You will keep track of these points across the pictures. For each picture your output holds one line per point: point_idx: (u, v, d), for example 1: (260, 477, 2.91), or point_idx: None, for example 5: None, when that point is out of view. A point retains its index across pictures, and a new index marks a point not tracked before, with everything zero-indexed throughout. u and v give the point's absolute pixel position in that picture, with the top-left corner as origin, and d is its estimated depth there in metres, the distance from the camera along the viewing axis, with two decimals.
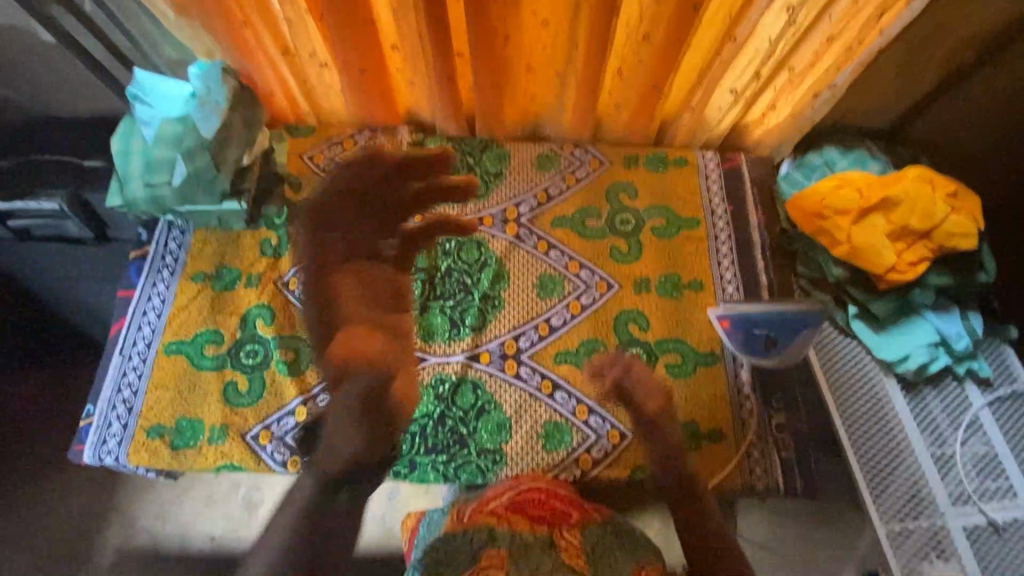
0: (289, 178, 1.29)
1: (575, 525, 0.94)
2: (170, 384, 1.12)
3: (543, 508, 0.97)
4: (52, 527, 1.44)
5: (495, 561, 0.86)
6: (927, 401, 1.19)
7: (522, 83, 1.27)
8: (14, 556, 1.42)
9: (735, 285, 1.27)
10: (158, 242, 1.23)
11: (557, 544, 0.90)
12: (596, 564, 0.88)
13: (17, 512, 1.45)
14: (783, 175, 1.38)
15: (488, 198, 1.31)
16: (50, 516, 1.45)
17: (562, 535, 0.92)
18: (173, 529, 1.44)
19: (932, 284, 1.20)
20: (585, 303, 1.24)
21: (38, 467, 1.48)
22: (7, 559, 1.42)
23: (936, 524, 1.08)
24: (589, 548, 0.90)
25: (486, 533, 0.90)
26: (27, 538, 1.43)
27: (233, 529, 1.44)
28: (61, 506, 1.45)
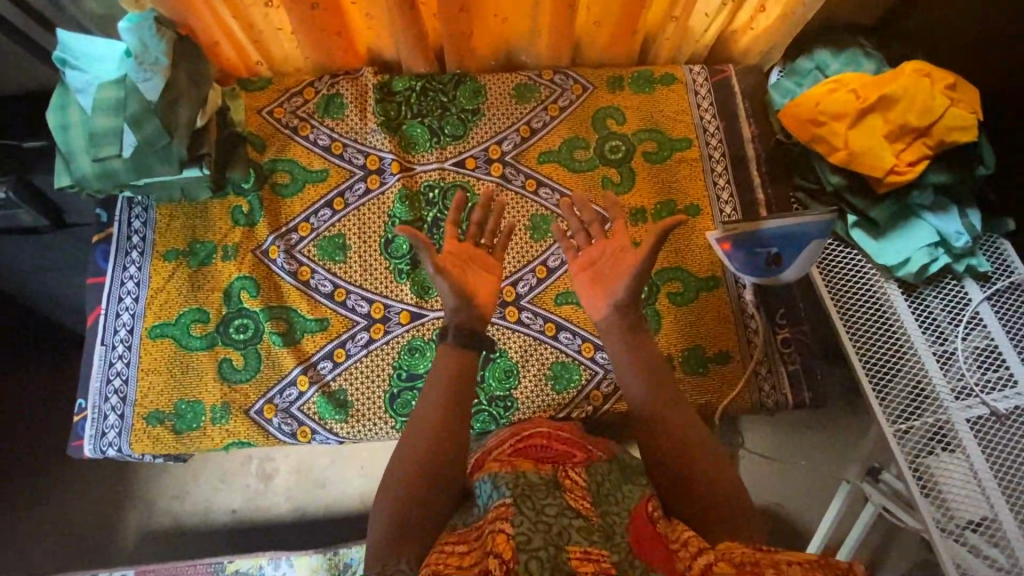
0: (251, 137, 1.19)
1: (579, 462, 0.87)
2: (161, 368, 1.08)
3: (546, 451, 0.90)
4: (70, 520, 1.43)
5: (503, 509, 0.73)
6: (927, 301, 1.19)
7: (490, 6, 1.15)
8: (36, 552, 1.42)
9: (732, 205, 1.23)
10: (120, 222, 1.14)
11: (561, 484, 0.79)
12: (601, 505, 0.78)
13: (31, 509, 1.44)
14: (773, 83, 1.30)
15: (468, 139, 1.23)
16: (64, 511, 1.44)
17: (565, 475, 0.81)
18: (192, 508, 1.44)
19: (931, 183, 1.17)
20: (552, 266, 1.18)
21: (44, 463, 1.45)
22: (30, 555, 1.42)
23: (941, 419, 1.10)
24: (596, 487, 0.81)
25: (489, 481, 0.79)
26: (46, 533, 1.43)
27: (250, 500, 1.44)
28: (74, 499, 1.44)
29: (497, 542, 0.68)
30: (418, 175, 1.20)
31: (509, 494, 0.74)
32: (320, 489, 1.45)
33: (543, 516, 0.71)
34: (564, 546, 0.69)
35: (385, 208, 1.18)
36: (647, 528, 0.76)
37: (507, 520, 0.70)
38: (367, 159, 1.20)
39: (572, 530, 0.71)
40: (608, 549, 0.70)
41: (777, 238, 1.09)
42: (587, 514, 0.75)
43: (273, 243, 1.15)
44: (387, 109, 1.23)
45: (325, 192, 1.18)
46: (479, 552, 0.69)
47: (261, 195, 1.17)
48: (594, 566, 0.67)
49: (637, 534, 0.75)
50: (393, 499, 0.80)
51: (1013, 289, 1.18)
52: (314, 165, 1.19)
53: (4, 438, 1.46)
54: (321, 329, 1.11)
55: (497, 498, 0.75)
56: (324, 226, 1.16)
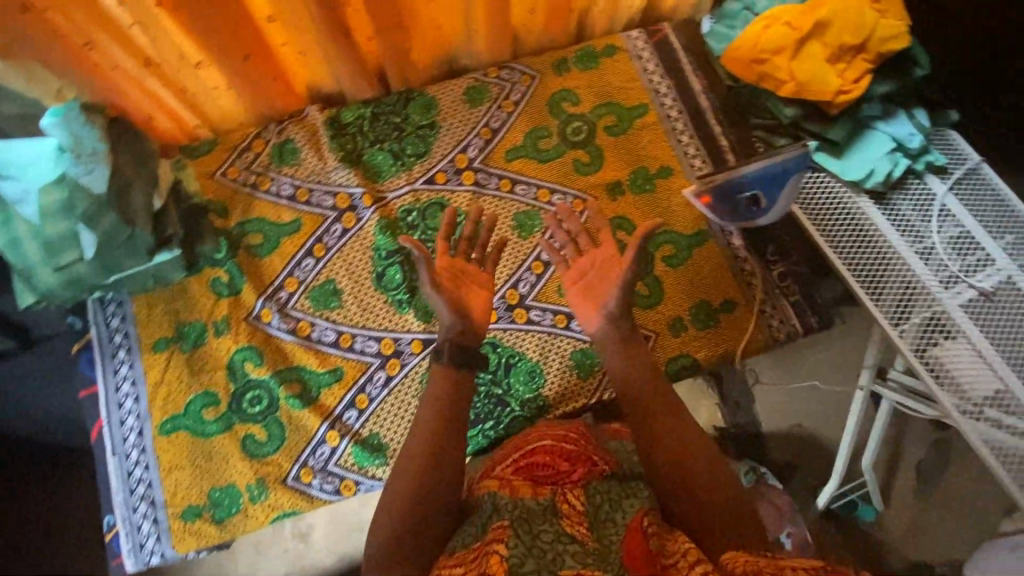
0: (210, 205, 1.14)
1: (577, 483, 0.86)
2: (185, 462, 1.03)
3: (547, 468, 0.90)
4: None
5: (499, 530, 0.75)
6: (898, 205, 1.25)
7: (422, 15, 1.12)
8: None
9: (701, 158, 1.26)
10: (97, 324, 1.09)
11: (558, 508, 0.80)
12: (598, 527, 0.77)
13: None
14: (708, 32, 1.33)
15: (432, 153, 1.20)
16: None
17: (564, 499, 0.81)
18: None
19: (878, 93, 1.23)
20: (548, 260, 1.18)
21: None
22: None
23: (937, 309, 1.16)
24: (595, 503, 0.81)
25: (490, 500, 0.82)
26: None
27: (292, 565, 1.41)
28: None
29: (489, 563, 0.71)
30: (392, 202, 1.17)
31: (507, 515, 0.78)
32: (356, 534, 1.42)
33: (538, 542, 0.73)
34: (557, 570, 0.69)
35: (367, 243, 1.15)
36: (642, 545, 0.72)
37: (502, 541, 0.73)
38: (336, 198, 1.16)
39: (565, 556, 0.71)
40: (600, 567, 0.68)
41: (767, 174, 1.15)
42: (583, 538, 0.75)
43: (264, 306, 1.11)
44: (343, 143, 1.19)
45: (302, 241, 1.15)
46: (473, 567, 0.71)
47: (237, 261, 1.12)
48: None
49: (630, 550, 0.71)
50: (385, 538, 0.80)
51: (969, 176, 1.28)
52: (284, 217, 1.15)
53: None
54: (337, 380, 1.08)
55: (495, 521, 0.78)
56: (310, 276, 1.13)
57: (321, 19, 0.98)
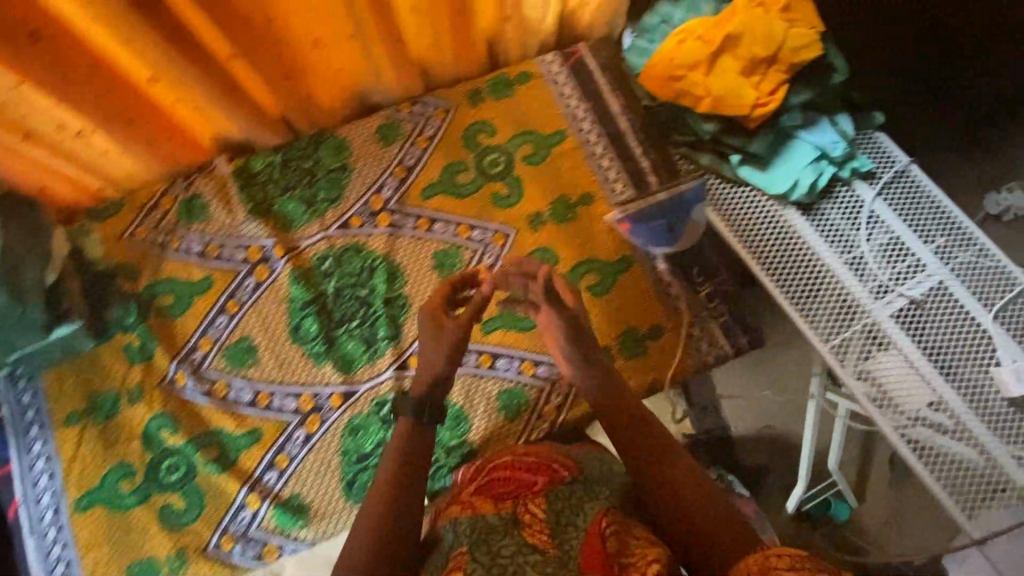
0: (117, 269, 1.12)
1: (539, 491, 0.83)
2: (103, 538, 1.02)
3: (507, 484, 0.87)
4: None
5: (460, 559, 0.75)
6: (827, 214, 1.22)
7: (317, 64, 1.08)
8: None
9: (622, 182, 1.24)
10: (7, 402, 1.06)
11: (519, 520, 0.78)
12: (558, 536, 0.75)
13: None
14: (629, 46, 1.29)
15: (345, 197, 1.17)
16: None
17: (525, 510, 0.80)
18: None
19: (796, 103, 1.20)
20: None
21: None
22: None
23: (869, 321, 1.14)
24: (557, 512, 0.79)
25: (450, 530, 0.81)
26: None
27: None
28: None
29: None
30: (305, 251, 1.15)
31: (465, 540, 0.78)
32: None
33: (497, 560, 0.72)
34: None
35: (282, 296, 1.13)
36: (598, 549, 0.69)
37: (462, 568, 0.72)
38: (247, 251, 1.14)
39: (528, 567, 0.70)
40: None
41: (686, 203, 1.17)
42: (544, 547, 0.74)
43: (178, 370, 1.09)
44: (253, 194, 1.16)
45: (214, 298, 1.12)
46: None
47: (148, 325, 1.10)
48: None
49: (586, 557, 0.69)
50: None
51: (899, 178, 1.25)
52: (195, 275, 1.13)
53: None
54: (255, 442, 1.06)
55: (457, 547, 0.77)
56: (224, 334, 1.11)
57: (198, 75, 0.95)
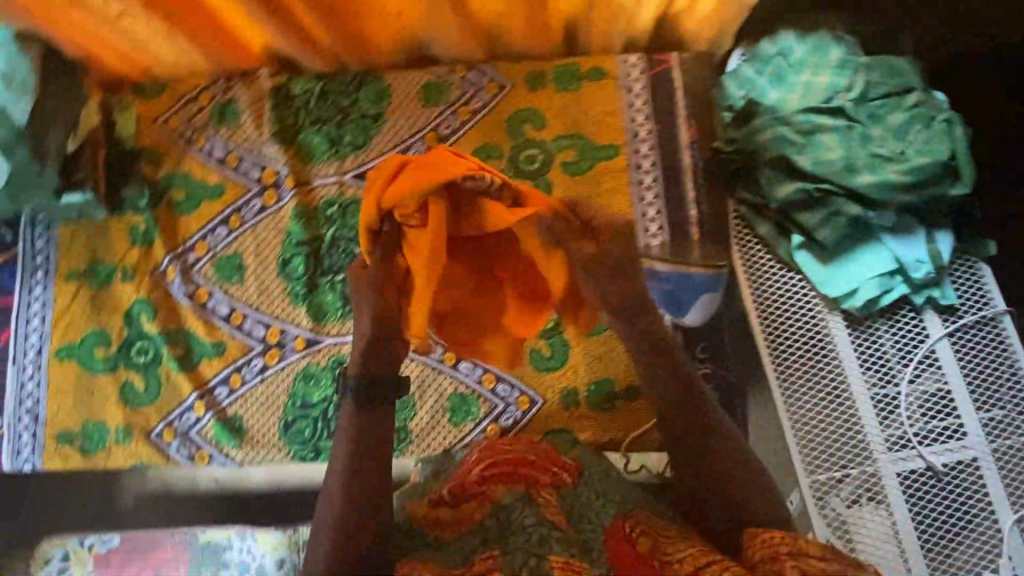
0: (143, 150, 1.14)
1: (549, 484, 0.91)
2: (69, 389, 1.10)
3: (514, 476, 0.92)
4: None
5: (489, 557, 0.80)
6: (876, 336, 1.05)
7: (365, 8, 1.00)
8: None
9: (659, 224, 1.09)
10: (23, 242, 1.14)
11: (536, 500, 0.87)
12: (574, 519, 0.87)
13: None
14: (731, 70, 1.13)
15: (370, 148, 1.13)
16: None
17: (538, 493, 0.89)
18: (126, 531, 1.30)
19: (895, 202, 1.00)
20: None
21: None
22: None
23: (868, 471, 1.00)
24: (567, 505, 0.89)
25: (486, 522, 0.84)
26: None
27: None
28: None
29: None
30: (315, 190, 1.12)
31: (496, 546, 0.82)
32: None
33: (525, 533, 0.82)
34: (547, 556, 0.79)
35: (281, 226, 1.12)
36: (630, 554, 0.79)
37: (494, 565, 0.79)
38: (263, 172, 1.13)
39: (551, 541, 0.80)
40: (588, 563, 0.78)
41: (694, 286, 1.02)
42: (563, 528, 0.83)
43: (170, 264, 1.12)
44: (284, 115, 1.13)
45: (220, 208, 1.13)
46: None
47: (156, 213, 1.13)
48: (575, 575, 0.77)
49: (618, 556, 0.80)
50: (342, 501, 0.82)
51: (984, 324, 1.04)
52: (210, 179, 1.14)
53: None
54: (218, 354, 1.10)
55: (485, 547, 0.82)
56: (220, 245, 1.13)
57: None
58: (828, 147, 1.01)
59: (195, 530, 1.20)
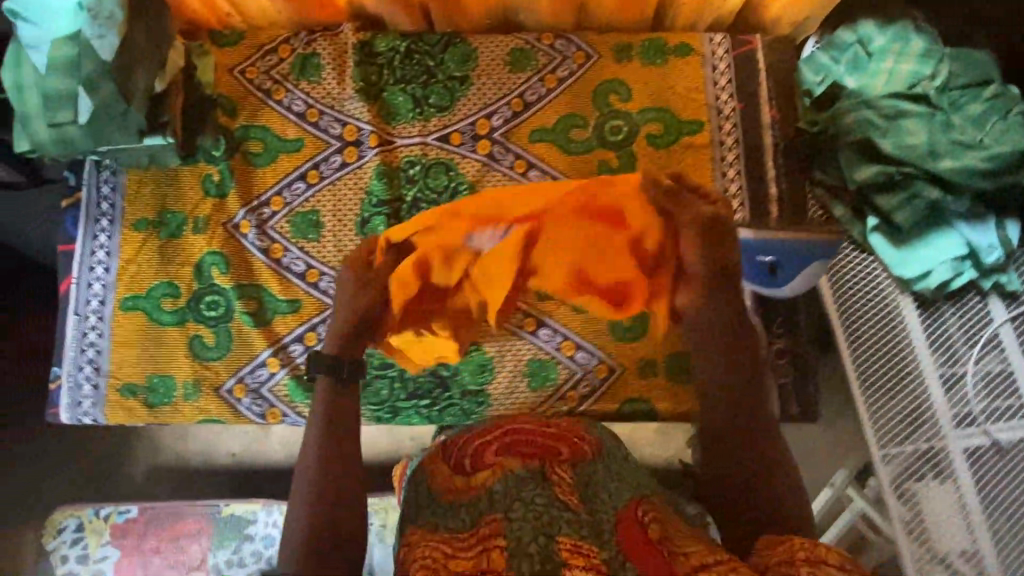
0: (220, 99, 1.11)
1: (565, 460, 0.86)
2: (134, 341, 1.07)
3: (530, 447, 0.87)
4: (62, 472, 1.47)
5: (495, 524, 0.75)
6: (943, 318, 1.09)
7: None
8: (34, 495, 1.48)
9: (740, 200, 1.11)
10: (89, 186, 1.10)
11: (549, 476, 0.81)
12: (587, 499, 0.80)
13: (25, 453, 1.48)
14: (807, 57, 1.16)
15: (455, 111, 1.12)
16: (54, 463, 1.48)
17: (553, 470, 0.83)
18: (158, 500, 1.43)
19: (971, 188, 1.04)
20: None
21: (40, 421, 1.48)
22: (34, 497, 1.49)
23: (936, 446, 1.04)
24: (583, 483, 0.83)
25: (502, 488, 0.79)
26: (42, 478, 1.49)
27: (241, 450, 1.48)
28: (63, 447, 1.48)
29: (491, 560, 0.71)
30: (398, 150, 1.11)
31: (501, 511, 0.77)
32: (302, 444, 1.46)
33: (533, 505, 0.75)
34: (557, 537, 0.71)
35: (362, 185, 1.11)
36: (639, 535, 0.73)
37: (501, 535, 0.73)
38: (343, 129, 1.11)
39: (562, 520, 0.73)
40: (600, 545, 0.71)
41: (786, 252, 1.08)
42: (575, 508, 0.77)
43: (245, 217, 1.10)
44: (368, 72, 1.12)
45: (298, 163, 1.11)
46: (475, 559, 0.71)
47: (231, 165, 1.11)
48: (584, 559, 0.70)
49: (626, 536, 0.73)
50: (316, 466, 0.86)
51: None
52: (288, 133, 1.11)
53: None
54: (293, 312, 1.08)
55: (489, 515, 0.77)
56: (297, 201, 1.10)
57: None
58: (912, 132, 1.04)
59: (218, 504, 1.31)
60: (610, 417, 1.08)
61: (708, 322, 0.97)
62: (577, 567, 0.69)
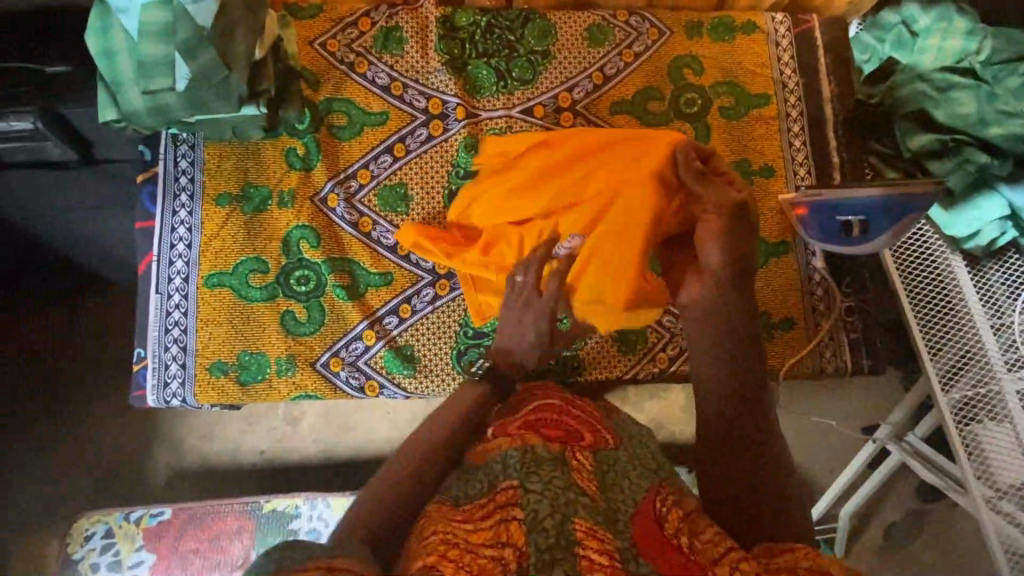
0: (303, 71, 1.09)
1: (587, 447, 0.71)
2: (221, 318, 1.04)
3: (556, 429, 0.72)
4: (103, 470, 1.39)
5: (510, 492, 0.62)
6: (988, 275, 1.17)
7: None
8: (67, 498, 1.38)
9: (807, 168, 1.19)
10: (167, 160, 1.06)
11: (569, 461, 0.66)
12: (604, 493, 0.65)
13: (60, 452, 1.39)
14: (853, 36, 1.28)
15: (538, 84, 1.14)
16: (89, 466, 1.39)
17: (574, 458, 0.68)
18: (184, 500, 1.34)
19: (1013, 153, 1.13)
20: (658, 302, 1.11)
21: (78, 418, 1.40)
22: (60, 504, 1.37)
23: (992, 390, 1.11)
24: (601, 472, 0.69)
25: (518, 454, 0.66)
26: (72, 481, 1.39)
27: (279, 442, 1.42)
28: (101, 446, 1.40)
29: (508, 532, 0.59)
30: (483, 122, 1.12)
31: (515, 476, 0.64)
32: (348, 432, 1.43)
33: (553, 489, 0.61)
34: (572, 516, 0.59)
35: (449, 157, 1.11)
36: (656, 533, 0.61)
37: (516, 507, 0.61)
38: (429, 102, 1.12)
39: (578, 501, 0.60)
40: (615, 534, 0.59)
41: (866, 208, 1.06)
42: (593, 495, 0.63)
43: (332, 191, 1.08)
44: (450, 46, 1.13)
45: (383, 136, 1.10)
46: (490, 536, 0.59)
47: (316, 137, 1.09)
48: (598, 544, 0.57)
49: (642, 528, 0.61)
50: (430, 452, 0.74)
51: None
52: (373, 107, 1.11)
53: (30, 390, 1.39)
54: (386, 284, 1.07)
55: (506, 479, 0.64)
56: (383, 173, 1.10)
57: None
58: (964, 102, 1.15)
59: (258, 500, 1.24)
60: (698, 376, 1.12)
61: (722, 310, 0.78)
62: (592, 552, 0.56)
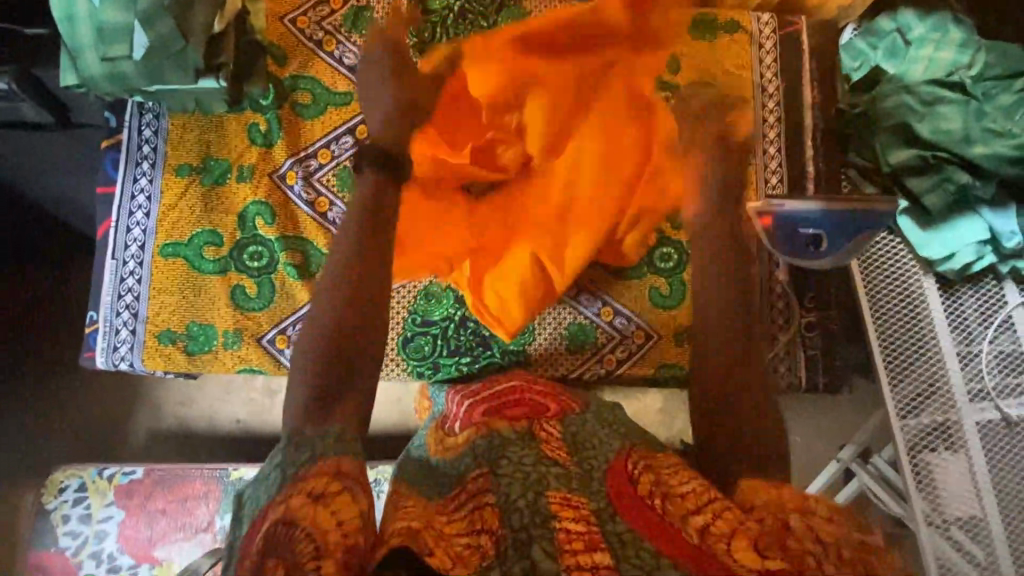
0: (269, 46, 1.09)
1: (553, 416, 0.79)
2: (174, 288, 1.05)
3: (520, 407, 0.81)
4: (73, 429, 1.43)
5: (481, 479, 0.67)
6: (961, 300, 1.13)
7: None
8: (37, 452, 1.42)
9: (779, 177, 1.15)
10: (130, 128, 1.07)
11: (536, 435, 0.73)
12: (578, 453, 0.71)
13: (31, 410, 1.43)
14: (845, 43, 1.22)
15: None
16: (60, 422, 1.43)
17: (542, 427, 0.75)
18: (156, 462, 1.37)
19: (996, 174, 1.10)
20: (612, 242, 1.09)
21: (51, 377, 1.44)
22: (30, 459, 1.41)
23: (950, 419, 1.08)
24: (572, 433, 0.75)
25: (484, 440, 0.73)
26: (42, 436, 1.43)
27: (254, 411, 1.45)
28: (72, 405, 1.44)
29: (482, 520, 0.62)
30: None
31: (485, 462, 0.69)
32: None
33: (525, 464, 0.67)
34: (546, 491, 0.62)
35: None
36: (639, 505, 0.62)
37: (489, 493, 0.65)
38: None
39: (551, 476, 0.64)
40: (589, 495, 0.63)
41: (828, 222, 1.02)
42: (566, 464, 0.68)
43: (291, 168, 1.08)
44: (420, 29, 1.11)
45: (347, 117, 1.10)
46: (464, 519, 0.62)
47: (280, 114, 1.09)
48: (574, 512, 0.61)
49: (620, 495, 0.64)
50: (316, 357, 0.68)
51: None
52: (338, 87, 1.10)
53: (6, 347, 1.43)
54: None
55: (475, 469, 0.69)
56: (344, 155, 1.09)
57: None
58: (950, 117, 1.11)
59: (225, 468, 1.26)
60: (646, 381, 1.11)
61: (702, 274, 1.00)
62: (568, 520, 0.59)
